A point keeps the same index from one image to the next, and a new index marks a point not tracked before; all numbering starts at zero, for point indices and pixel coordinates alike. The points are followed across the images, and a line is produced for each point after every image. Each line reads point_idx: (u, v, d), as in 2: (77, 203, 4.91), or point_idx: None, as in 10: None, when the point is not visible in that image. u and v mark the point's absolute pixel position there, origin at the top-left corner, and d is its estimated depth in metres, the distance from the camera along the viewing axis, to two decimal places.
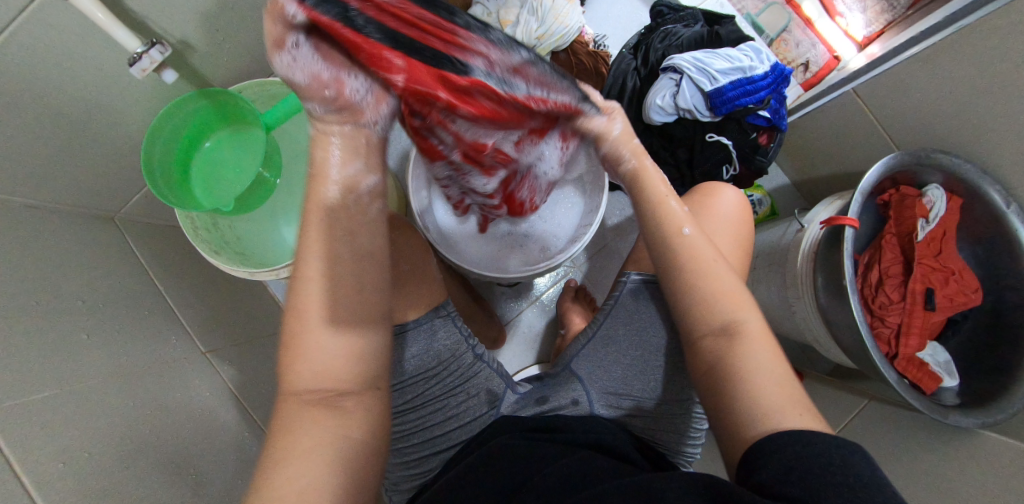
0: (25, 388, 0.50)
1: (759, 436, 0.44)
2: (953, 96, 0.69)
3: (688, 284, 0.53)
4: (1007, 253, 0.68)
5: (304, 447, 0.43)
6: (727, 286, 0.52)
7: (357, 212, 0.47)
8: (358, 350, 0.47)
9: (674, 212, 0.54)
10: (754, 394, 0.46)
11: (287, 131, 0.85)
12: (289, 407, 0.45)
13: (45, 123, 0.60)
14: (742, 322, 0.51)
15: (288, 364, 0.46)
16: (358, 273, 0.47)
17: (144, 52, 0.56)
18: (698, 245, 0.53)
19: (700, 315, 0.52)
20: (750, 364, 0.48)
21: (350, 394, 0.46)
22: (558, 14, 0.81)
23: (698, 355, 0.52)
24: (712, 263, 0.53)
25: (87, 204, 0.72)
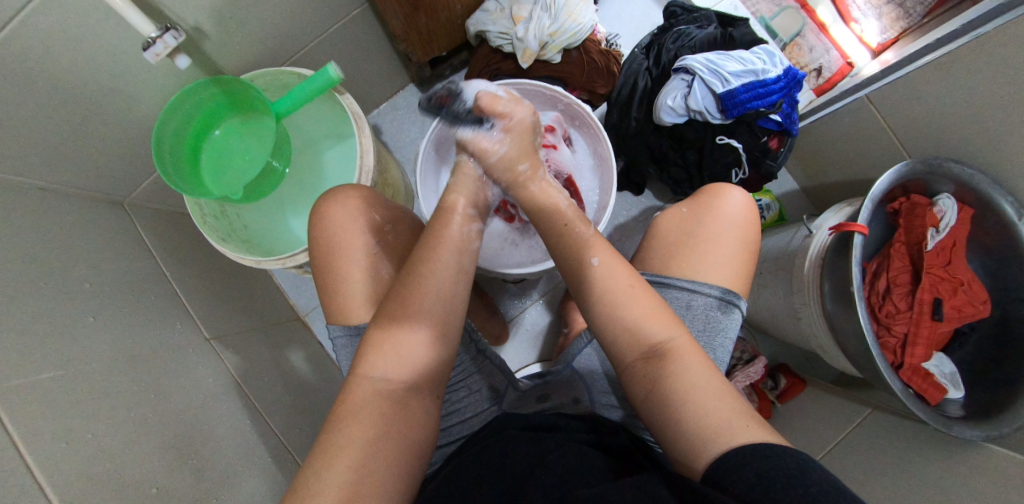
0: (30, 367, 0.51)
1: (715, 459, 0.42)
2: (968, 105, 0.68)
3: (607, 310, 0.52)
4: (1018, 265, 0.67)
5: (369, 437, 0.45)
6: (650, 308, 0.52)
7: (459, 235, 0.55)
8: (434, 357, 0.51)
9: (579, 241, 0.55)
10: (694, 412, 0.45)
11: (297, 123, 0.85)
12: (362, 393, 0.48)
13: (58, 105, 0.61)
14: (672, 342, 0.50)
15: (367, 351, 0.50)
16: (451, 290, 0.52)
17: (158, 36, 0.56)
18: (607, 273, 0.53)
19: (627, 342, 0.51)
20: (683, 385, 0.47)
21: (417, 393, 0.50)
22: (571, 12, 0.81)
23: (631, 381, 0.50)
24: (628, 288, 0.52)
25: (97, 189, 0.72)
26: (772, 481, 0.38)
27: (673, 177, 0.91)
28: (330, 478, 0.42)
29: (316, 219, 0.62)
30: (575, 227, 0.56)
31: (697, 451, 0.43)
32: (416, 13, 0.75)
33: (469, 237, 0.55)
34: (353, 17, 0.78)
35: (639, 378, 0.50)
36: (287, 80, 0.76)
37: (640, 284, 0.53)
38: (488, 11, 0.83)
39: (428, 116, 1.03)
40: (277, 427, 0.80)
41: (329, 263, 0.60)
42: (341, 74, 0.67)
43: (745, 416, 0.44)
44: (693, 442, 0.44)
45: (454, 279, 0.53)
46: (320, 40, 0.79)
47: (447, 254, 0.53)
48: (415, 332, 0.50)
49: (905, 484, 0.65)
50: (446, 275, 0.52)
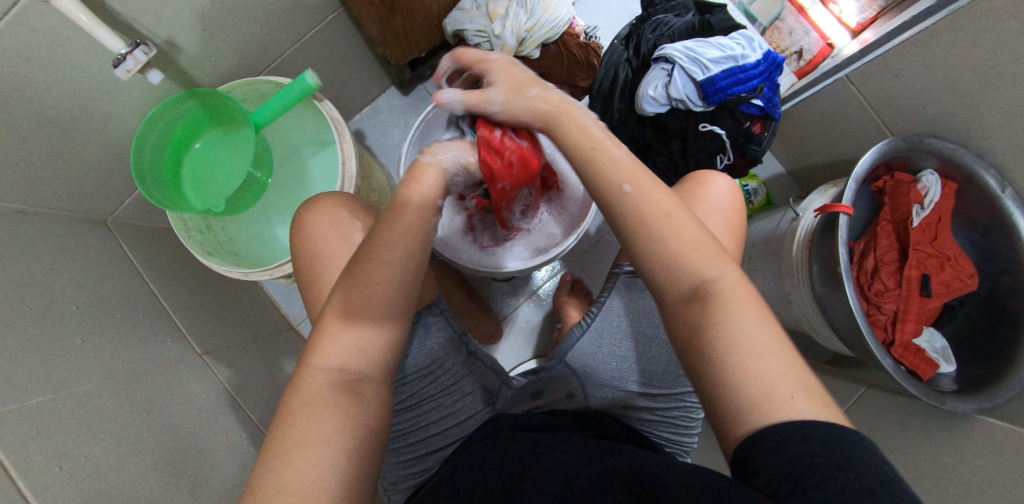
0: (20, 393, 0.50)
1: (764, 426, 0.37)
2: (946, 82, 0.68)
3: (641, 242, 0.47)
4: (1002, 237, 0.68)
5: (327, 432, 0.43)
6: (695, 239, 0.47)
7: (419, 219, 0.50)
8: (390, 347, 0.49)
9: (612, 154, 0.50)
10: (735, 368, 0.40)
11: (278, 131, 0.84)
12: (316, 384, 0.46)
13: (31, 126, 0.60)
14: (713, 281, 0.45)
15: (319, 342, 0.48)
16: (409, 276, 0.49)
17: (128, 52, 0.55)
18: (646, 194, 0.48)
19: (666, 279, 0.46)
20: (728, 331, 0.42)
21: (370, 383, 0.48)
22: (547, 6, 0.81)
23: (672, 325, 0.46)
24: (664, 218, 0.47)
25: (78, 208, 0.72)
26: (813, 473, 0.33)
27: (659, 168, 0.88)
28: (282, 478, 0.40)
29: (299, 227, 0.62)
30: (601, 150, 0.50)
31: (733, 423, 0.39)
32: (392, 14, 0.74)
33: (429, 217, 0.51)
34: (329, 22, 0.77)
35: (681, 318, 0.45)
36: (263, 89, 0.75)
37: (678, 214, 0.47)
38: (464, 9, 0.82)
39: (410, 118, 1.02)
40: None
41: (312, 274, 0.60)
42: (318, 81, 0.66)
43: (793, 377, 0.40)
44: (735, 411, 0.39)
45: (410, 263, 0.49)
46: (297, 46, 0.78)
47: (405, 238, 0.49)
48: (365, 324, 0.48)
49: None
50: (400, 258, 0.48)
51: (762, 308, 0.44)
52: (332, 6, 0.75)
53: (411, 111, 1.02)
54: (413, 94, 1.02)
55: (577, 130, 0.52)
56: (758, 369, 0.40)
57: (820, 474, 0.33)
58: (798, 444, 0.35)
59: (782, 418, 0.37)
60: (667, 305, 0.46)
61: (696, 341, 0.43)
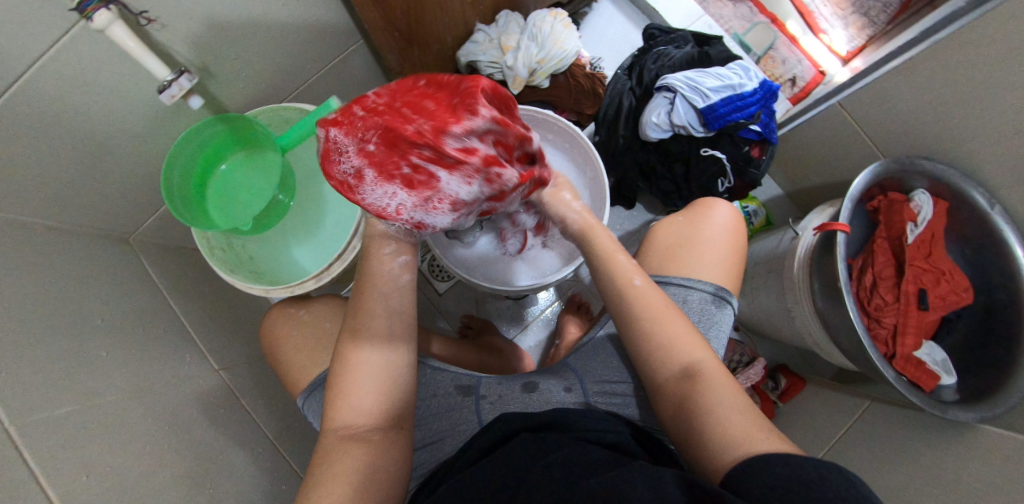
0: (49, 404, 0.52)
1: (744, 458, 0.45)
2: (933, 107, 0.72)
3: (642, 330, 0.57)
4: (994, 252, 0.71)
5: (335, 472, 0.50)
6: (679, 329, 0.57)
7: (387, 277, 0.59)
8: (382, 394, 0.55)
9: (622, 261, 0.60)
10: (718, 422, 0.49)
11: (297, 155, 0.87)
12: (328, 439, 0.53)
13: (72, 149, 0.63)
14: (700, 363, 0.54)
15: (330, 405, 0.55)
16: (386, 324, 0.57)
17: (174, 79, 0.59)
18: (649, 293, 0.58)
19: (660, 362, 0.56)
20: (709, 398, 0.51)
21: (378, 430, 0.54)
22: (557, 39, 0.86)
23: (664, 395, 0.55)
24: (659, 313, 0.57)
25: (107, 227, 0.74)
26: (795, 488, 0.39)
27: (662, 190, 0.94)
28: None
29: (264, 328, 0.75)
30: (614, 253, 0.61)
31: (718, 458, 0.47)
32: (410, 45, 0.79)
33: (393, 274, 0.60)
34: (350, 52, 0.82)
35: (671, 393, 0.54)
36: (289, 116, 0.79)
37: (672, 307, 0.58)
38: (477, 42, 0.87)
39: None
40: (287, 453, 0.81)
41: (274, 360, 0.74)
42: (342, 107, 0.71)
43: (768, 429, 0.47)
44: (719, 451, 0.47)
45: (387, 318, 0.58)
46: (320, 75, 0.82)
47: (374, 300, 0.58)
48: (357, 379, 0.55)
49: (908, 471, 0.67)
50: (378, 315, 0.57)
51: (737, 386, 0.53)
52: (354, 38, 0.80)
53: None
54: None
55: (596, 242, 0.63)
56: (731, 424, 0.48)
57: (799, 492, 0.39)
58: (779, 469, 0.41)
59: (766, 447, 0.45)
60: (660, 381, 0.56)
61: (683, 407, 0.52)
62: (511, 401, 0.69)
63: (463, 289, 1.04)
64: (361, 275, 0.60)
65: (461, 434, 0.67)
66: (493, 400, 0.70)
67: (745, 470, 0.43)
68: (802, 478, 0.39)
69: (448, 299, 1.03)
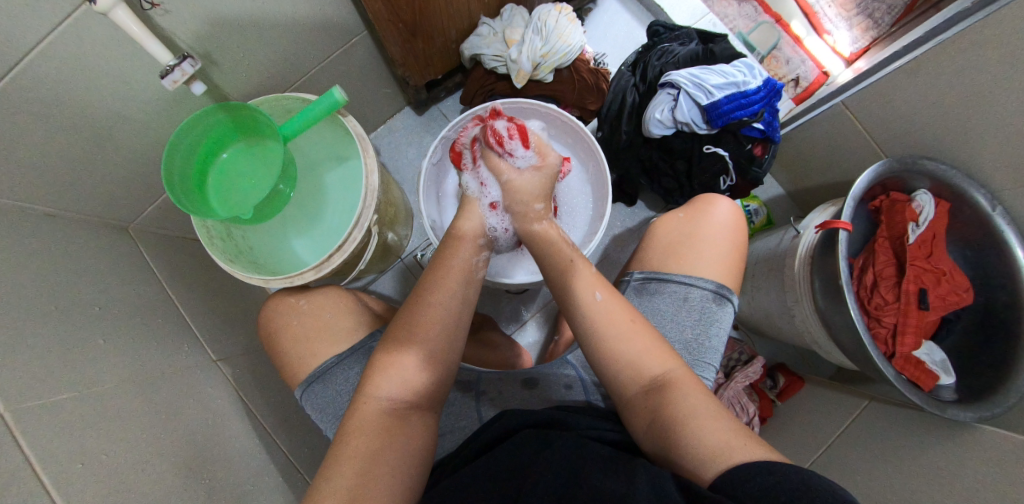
0: (45, 390, 0.51)
1: (723, 471, 0.45)
2: (936, 107, 0.73)
3: (604, 345, 0.56)
4: (994, 253, 0.71)
5: (374, 449, 0.50)
6: (650, 343, 0.55)
7: (468, 264, 0.60)
8: (431, 377, 0.56)
9: (581, 274, 0.59)
10: (696, 436, 0.48)
11: (299, 146, 0.86)
12: (368, 410, 0.52)
13: (72, 135, 0.62)
14: (671, 373, 0.54)
15: (373, 376, 0.54)
16: (459, 311, 0.57)
17: (177, 64, 0.59)
18: (613, 305, 0.57)
19: (628, 377, 0.55)
20: (683, 410, 0.50)
21: (417, 412, 0.55)
22: (562, 34, 0.86)
23: (634, 412, 0.54)
24: (626, 326, 0.56)
25: (105, 215, 0.74)
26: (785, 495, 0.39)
27: (665, 187, 0.94)
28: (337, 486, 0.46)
29: (263, 319, 0.75)
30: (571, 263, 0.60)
31: (699, 471, 0.46)
32: (414, 37, 0.79)
33: (473, 267, 0.60)
34: (354, 43, 0.82)
35: (643, 408, 0.53)
36: (289, 104, 0.78)
37: (640, 319, 0.57)
38: (481, 35, 0.86)
39: (424, 138, 1.07)
40: (285, 445, 0.80)
41: (272, 350, 0.73)
42: (345, 96, 0.70)
43: (746, 439, 0.47)
44: (697, 464, 0.47)
45: (456, 306, 0.57)
46: (322, 65, 0.82)
47: (453, 282, 0.58)
48: (416, 358, 0.55)
49: (906, 470, 0.67)
50: (451, 301, 0.57)
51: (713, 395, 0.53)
52: (358, 29, 0.80)
53: (425, 130, 1.06)
54: (428, 114, 1.07)
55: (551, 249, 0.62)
56: (711, 435, 0.48)
57: (787, 496, 0.40)
58: (764, 476, 0.42)
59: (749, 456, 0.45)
60: (630, 396, 0.54)
61: (655, 420, 0.52)
62: (511, 398, 0.70)
63: None
64: (441, 255, 0.60)
65: (461, 431, 0.67)
66: (493, 397, 0.70)
67: (731, 482, 0.43)
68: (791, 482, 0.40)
69: None
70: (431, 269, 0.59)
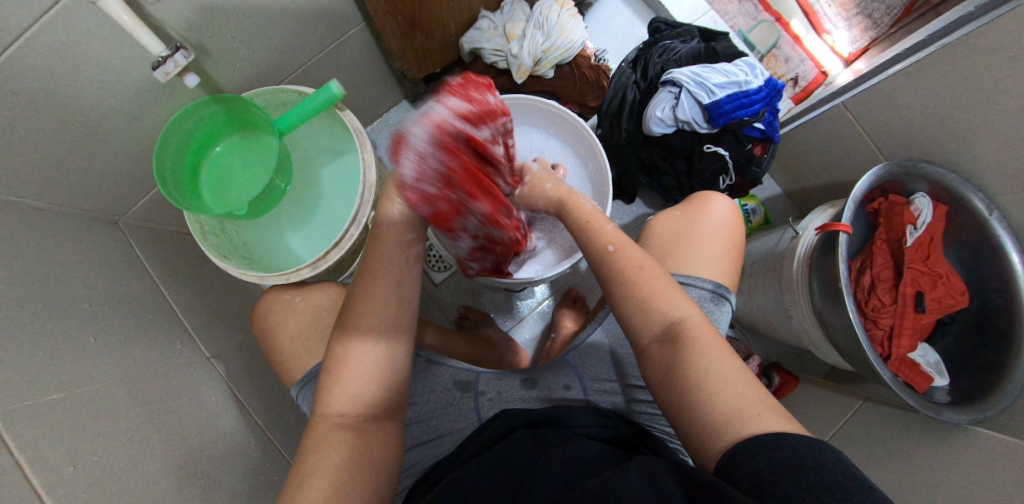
0: (35, 390, 0.50)
1: (739, 437, 0.43)
2: (936, 111, 0.73)
3: (619, 298, 0.56)
4: (991, 257, 0.71)
5: (332, 462, 0.49)
6: (662, 289, 0.55)
7: (399, 262, 0.57)
8: (381, 383, 0.54)
9: (603, 227, 0.60)
10: (709, 391, 0.47)
11: (296, 140, 0.85)
12: (321, 427, 0.52)
13: (60, 127, 0.60)
14: (682, 320, 0.52)
15: (322, 393, 0.53)
16: (395, 312, 0.56)
17: (169, 55, 0.58)
18: (628, 253, 0.57)
19: (643, 323, 0.54)
20: (698, 361, 0.49)
21: (373, 420, 0.53)
22: (563, 29, 0.85)
23: (649, 363, 0.53)
24: (643, 272, 0.55)
25: (95, 208, 0.71)
26: (790, 475, 0.38)
27: (664, 185, 0.94)
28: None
29: (258, 317, 0.73)
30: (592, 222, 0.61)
31: (711, 432, 0.45)
32: (413, 30, 0.77)
33: (408, 262, 0.58)
34: (351, 35, 0.80)
35: (656, 357, 0.52)
36: (287, 98, 0.76)
37: (650, 265, 0.56)
38: (481, 29, 0.85)
39: None
40: (279, 443, 0.80)
41: (267, 347, 0.72)
42: (343, 90, 0.68)
43: (760, 405, 0.45)
44: (710, 423, 0.45)
45: (390, 305, 0.56)
46: (319, 58, 0.80)
47: (385, 285, 0.56)
48: (360, 362, 0.54)
49: (900, 469, 0.68)
50: (384, 305, 0.55)
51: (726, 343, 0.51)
52: (356, 21, 0.78)
53: None
54: None
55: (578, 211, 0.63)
56: (724, 392, 0.46)
57: (796, 476, 0.38)
58: (775, 451, 0.40)
59: (755, 431, 0.43)
60: (644, 346, 0.54)
61: (669, 369, 0.50)
62: (511, 397, 0.69)
63: (459, 281, 1.03)
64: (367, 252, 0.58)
65: (460, 432, 0.67)
66: (492, 397, 0.70)
67: (738, 455, 0.42)
68: (798, 460, 0.39)
69: (444, 290, 1.02)
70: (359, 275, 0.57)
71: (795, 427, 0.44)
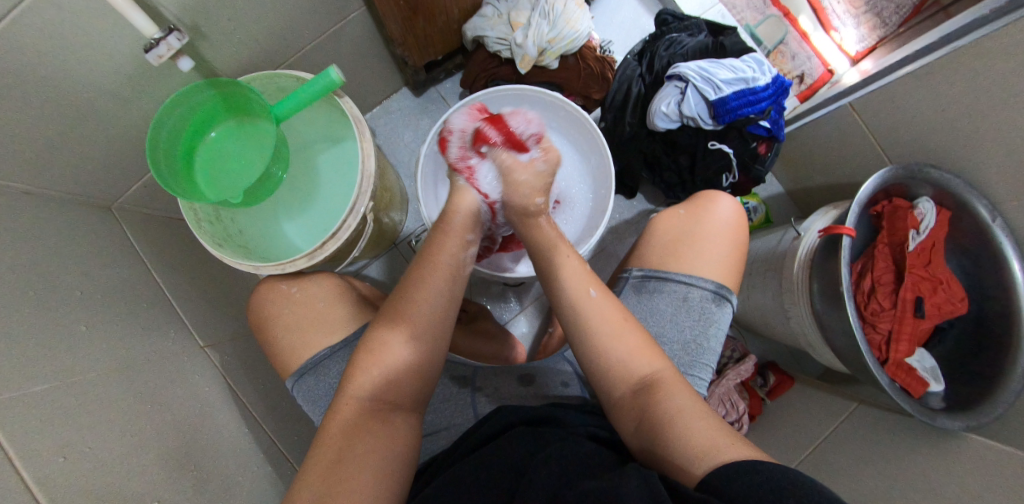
0: (25, 380, 0.49)
1: (713, 467, 0.44)
2: (944, 114, 0.72)
3: (594, 344, 0.55)
4: (992, 264, 0.71)
5: (360, 450, 0.48)
6: (633, 341, 0.55)
7: (456, 260, 0.57)
8: (417, 378, 0.54)
9: (575, 271, 0.58)
10: (683, 435, 0.48)
11: (293, 126, 0.83)
12: (347, 411, 0.51)
13: (49, 109, 0.58)
14: (658, 373, 0.53)
15: (351, 375, 0.53)
16: (444, 310, 0.55)
17: (162, 38, 0.56)
18: (603, 303, 0.56)
19: (616, 376, 0.54)
20: (670, 410, 0.50)
21: (399, 411, 0.53)
22: (569, 19, 0.83)
23: (620, 411, 0.54)
24: (613, 323, 0.55)
25: (86, 193, 0.70)
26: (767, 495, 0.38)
27: (666, 181, 0.93)
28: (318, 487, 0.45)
29: (253, 307, 0.72)
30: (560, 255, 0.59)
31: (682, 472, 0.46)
32: (415, 16, 0.75)
33: (462, 263, 0.57)
34: (351, 19, 0.78)
35: (629, 407, 0.53)
36: (284, 83, 0.74)
37: (629, 319, 0.56)
38: (485, 16, 0.83)
39: (421, 120, 1.03)
40: (273, 433, 0.79)
41: (262, 337, 0.71)
42: (342, 77, 0.66)
43: (730, 435, 0.47)
44: (688, 458, 0.46)
45: (442, 301, 0.55)
46: (318, 42, 0.78)
47: (439, 279, 0.55)
48: (404, 353, 0.53)
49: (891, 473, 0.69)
50: (438, 301, 0.55)
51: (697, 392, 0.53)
52: (357, 5, 0.76)
53: (422, 112, 1.03)
54: (426, 96, 1.03)
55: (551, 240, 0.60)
56: (693, 433, 0.48)
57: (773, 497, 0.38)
58: (751, 475, 0.41)
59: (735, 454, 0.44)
60: (616, 398, 0.54)
61: (643, 420, 0.51)
62: (509, 393, 0.69)
63: None
64: (429, 245, 0.57)
65: (457, 427, 0.67)
66: (490, 393, 0.69)
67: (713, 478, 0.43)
68: (772, 482, 0.39)
69: None
70: (418, 261, 0.57)
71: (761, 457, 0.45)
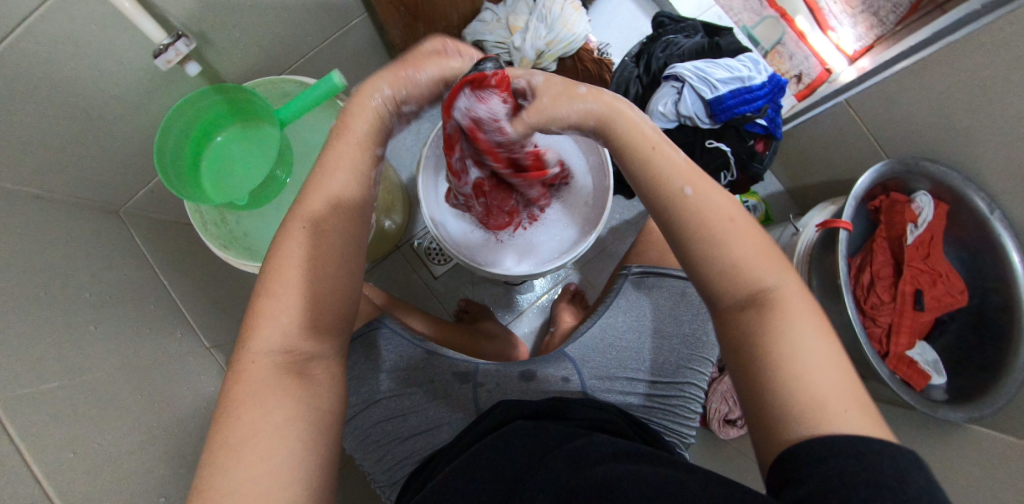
0: (37, 377, 0.49)
1: (807, 436, 0.38)
2: (938, 110, 0.72)
3: (694, 253, 0.46)
4: (991, 256, 0.72)
5: (276, 419, 0.42)
6: (750, 246, 0.45)
7: (352, 189, 0.49)
8: (326, 324, 0.48)
9: (675, 164, 0.47)
10: (795, 382, 0.41)
11: (296, 130, 0.84)
12: (258, 369, 0.45)
13: (60, 114, 0.60)
14: (771, 289, 0.45)
15: (252, 325, 0.46)
16: (345, 246, 0.48)
17: (171, 43, 0.58)
18: (707, 201, 0.46)
19: (722, 286, 0.46)
20: (784, 340, 0.42)
21: (320, 363, 0.48)
22: (567, 22, 0.85)
23: (723, 326, 0.46)
24: (721, 223, 0.45)
25: (95, 196, 0.71)
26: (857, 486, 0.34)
27: None
28: (232, 467, 0.40)
29: None
30: (663, 151, 0.47)
31: (773, 431, 0.40)
32: (415, 21, 0.77)
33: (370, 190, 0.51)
34: (353, 25, 0.80)
35: (732, 324, 0.45)
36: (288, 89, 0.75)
37: (739, 217, 0.46)
38: (484, 21, 0.85)
39: (423, 124, 1.05)
40: None
41: None
42: (344, 80, 0.68)
43: (854, 398, 0.40)
44: (779, 417, 0.40)
45: (349, 236, 0.48)
46: (320, 48, 0.80)
47: (337, 215, 0.48)
48: (303, 292, 0.46)
49: None
50: (335, 235, 0.48)
51: (819, 315, 0.45)
52: (357, 12, 0.78)
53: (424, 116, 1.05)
54: None
55: (628, 128, 0.47)
56: (813, 381, 0.40)
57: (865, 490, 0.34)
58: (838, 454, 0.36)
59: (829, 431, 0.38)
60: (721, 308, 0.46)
61: (743, 342, 0.44)
62: (510, 390, 0.69)
63: (459, 274, 1.03)
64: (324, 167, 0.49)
65: (459, 422, 0.67)
66: (491, 388, 0.69)
67: (787, 461, 0.38)
68: (867, 470, 0.35)
69: (443, 282, 1.03)
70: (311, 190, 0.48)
71: (875, 430, 0.39)
